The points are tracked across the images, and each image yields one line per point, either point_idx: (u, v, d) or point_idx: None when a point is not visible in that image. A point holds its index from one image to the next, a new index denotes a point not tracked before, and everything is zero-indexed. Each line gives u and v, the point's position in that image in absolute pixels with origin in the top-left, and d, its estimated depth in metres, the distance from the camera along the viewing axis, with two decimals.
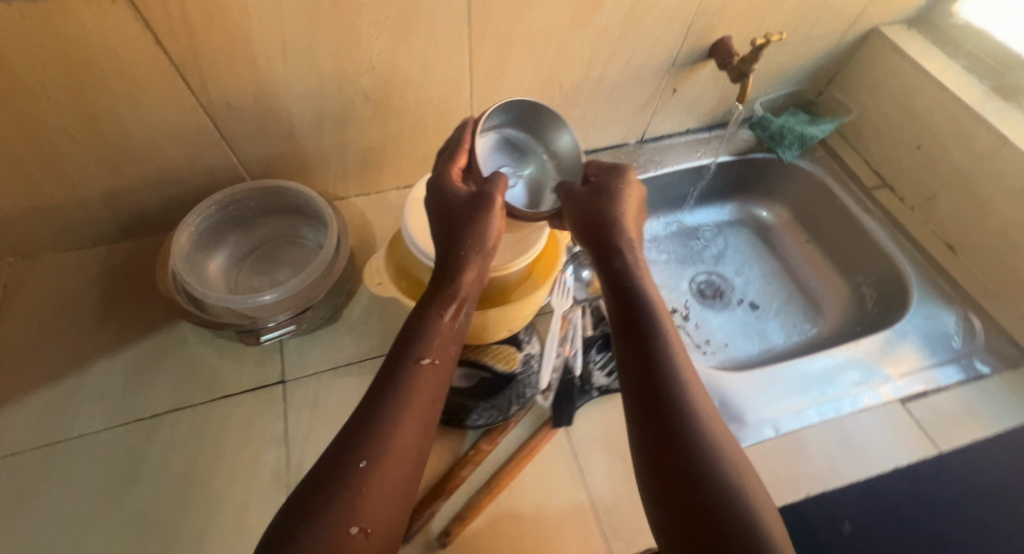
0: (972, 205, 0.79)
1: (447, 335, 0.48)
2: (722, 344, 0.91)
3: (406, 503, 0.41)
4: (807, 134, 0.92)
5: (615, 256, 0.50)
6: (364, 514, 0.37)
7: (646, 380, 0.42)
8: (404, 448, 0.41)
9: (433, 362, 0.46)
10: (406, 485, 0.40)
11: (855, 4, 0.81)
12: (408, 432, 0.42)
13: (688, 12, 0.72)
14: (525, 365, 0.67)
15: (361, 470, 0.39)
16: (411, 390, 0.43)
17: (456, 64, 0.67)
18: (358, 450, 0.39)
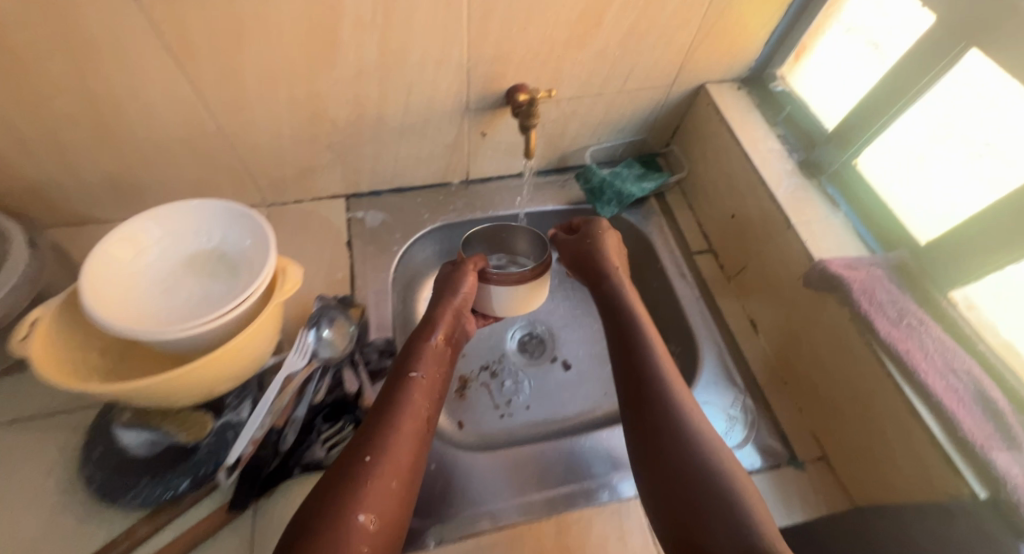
0: (769, 285, 0.74)
1: (435, 359, 0.63)
2: (524, 407, 0.85)
3: (404, 500, 0.51)
4: (625, 192, 0.85)
5: (604, 282, 0.68)
6: (366, 505, 0.48)
7: (651, 378, 0.56)
8: (402, 445, 0.53)
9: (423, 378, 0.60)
10: (402, 480, 0.51)
11: (671, 61, 0.76)
12: (404, 440, 0.53)
13: (461, 58, 0.66)
14: (215, 435, 0.59)
15: (367, 463, 0.50)
16: (413, 401, 0.57)
17: (180, 93, 0.61)
18: (369, 447, 0.52)
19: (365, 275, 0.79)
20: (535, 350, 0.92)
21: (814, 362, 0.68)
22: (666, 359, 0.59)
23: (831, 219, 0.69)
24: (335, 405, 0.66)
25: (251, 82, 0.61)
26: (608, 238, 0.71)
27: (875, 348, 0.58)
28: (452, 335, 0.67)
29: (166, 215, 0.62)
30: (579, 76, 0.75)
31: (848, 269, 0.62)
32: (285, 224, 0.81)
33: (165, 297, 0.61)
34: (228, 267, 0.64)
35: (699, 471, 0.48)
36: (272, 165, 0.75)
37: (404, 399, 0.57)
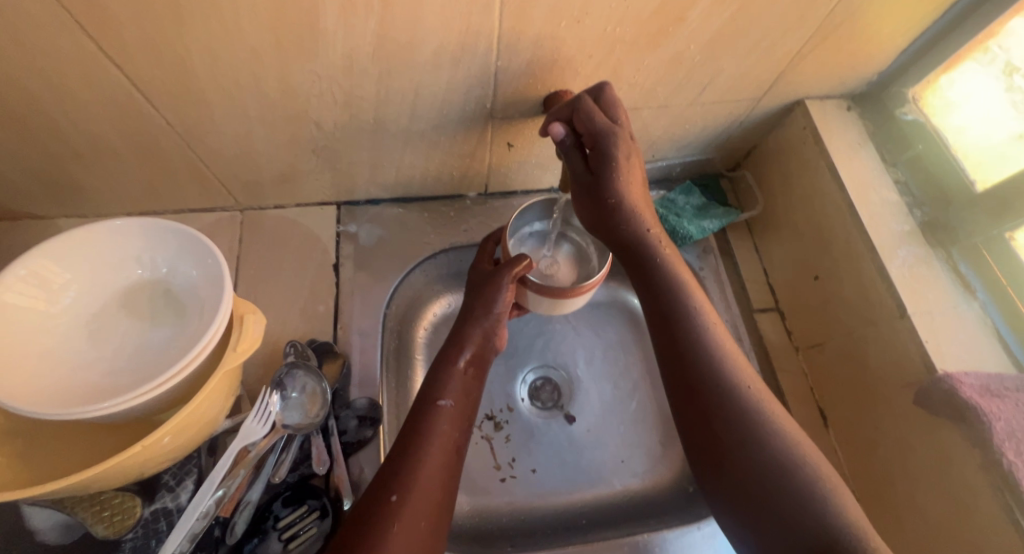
0: (856, 378, 0.58)
1: (465, 380, 0.55)
2: (529, 470, 0.70)
3: (434, 538, 0.45)
4: (680, 231, 0.68)
5: (646, 266, 0.55)
6: (394, 547, 0.41)
7: (700, 369, 0.50)
8: (429, 481, 0.46)
9: (451, 404, 0.52)
10: (432, 516, 0.46)
11: (766, 71, 0.58)
12: (431, 472, 0.47)
13: (489, 56, 0.49)
14: (144, 527, 0.48)
15: (393, 503, 0.44)
16: (441, 429, 0.50)
17: (109, 83, 0.45)
18: (394, 485, 0.45)
19: (352, 309, 0.65)
20: (549, 399, 0.75)
21: (907, 493, 0.52)
22: (733, 385, 0.49)
23: (963, 312, 0.53)
24: (298, 487, 0.54)
25: (203, 74, 0.46)
26: (628, 168, 0.53)
27: (1017, 515, 0.43)
28: (485, 352, 0.57)
29: (93, 239, 0.48)
30: (642, 84, 0.57)
31: (988, 399, 0.45)
32: (261, 237, 0.67)
33: (89, 350, 0.47)
34: (173, 308, 0.50)
35: (764, 478, 0.44)
36: (244, 169, 0.60)
37: (431, 429, 0.50)
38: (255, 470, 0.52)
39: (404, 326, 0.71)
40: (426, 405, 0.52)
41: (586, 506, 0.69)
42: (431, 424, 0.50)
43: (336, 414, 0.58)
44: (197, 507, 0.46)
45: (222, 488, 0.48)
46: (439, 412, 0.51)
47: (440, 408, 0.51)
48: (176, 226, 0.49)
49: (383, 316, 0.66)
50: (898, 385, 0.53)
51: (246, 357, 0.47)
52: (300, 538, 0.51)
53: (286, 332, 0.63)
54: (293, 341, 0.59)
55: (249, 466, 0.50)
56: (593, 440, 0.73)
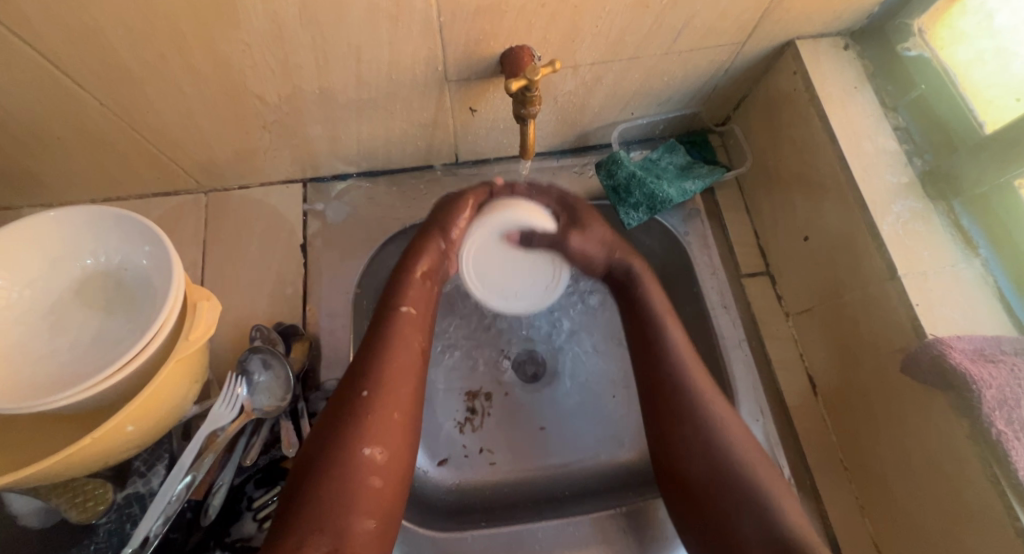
0: (847, 343, 0.55)
1: (422, 287, 0.56)
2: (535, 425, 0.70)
3: (413, 429, 0.48)
4: (660, 195, 0.63)
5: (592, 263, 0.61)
6: (371, 437, 0.45)
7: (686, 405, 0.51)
8: (398, 375, 0.49)
9: (412, 311, 0.54)
10: (405, 409, 0.48)
11: (746, 11, 0.52)
12: (400, 369, 0.49)
13: (429, 13, 0.45)
14: (117, 511, 0.49)
15: (363, 398, 0.46)
16: (407, 338, 0.52)
17: (26, 67, 0.43)
18: (364, 381, 0.47)
19: (320, 289, 0.64)
20: (534, 372, 0.73)
21: (893, 462, 0.50)
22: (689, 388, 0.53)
23: (961, 271, 0.49)
24: (269, 469, 0.54)
25: (121, 47, 0.43)
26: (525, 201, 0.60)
27: (1004, 489, 0.40)
28: (437, 269, 0.59)
29: (42, 231, 0.48)
30: (607, 34, 0.51)
31: (981, 364, 0.42)
32: (228, 219, 0.66)
33: (44, 342, 0.47)
34: (126, 298, 0.50)
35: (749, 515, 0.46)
36: (195, 148, 0.58)
37: (400, 334, 0.51)
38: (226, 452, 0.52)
39: None
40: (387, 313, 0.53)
41: (572, 477, 0.67)
42: (394, 329, 0.52)
43: (306, 397, 0.58)
44: (169, 490, 0.48)
45: (190, 473, 0.49)
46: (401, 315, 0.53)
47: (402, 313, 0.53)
48: (117, 211, 0.48)
49: (353, 299, 0.64)
50: (887, 349, 0.50)
51: (202, 343, 0.47)
52: (275, 518, 0.52)
53: (255, 315, 0.62)
54: (260, 325, 0.60)
55: (219, 449, 0.51)
56: (581, 403, 0.71)
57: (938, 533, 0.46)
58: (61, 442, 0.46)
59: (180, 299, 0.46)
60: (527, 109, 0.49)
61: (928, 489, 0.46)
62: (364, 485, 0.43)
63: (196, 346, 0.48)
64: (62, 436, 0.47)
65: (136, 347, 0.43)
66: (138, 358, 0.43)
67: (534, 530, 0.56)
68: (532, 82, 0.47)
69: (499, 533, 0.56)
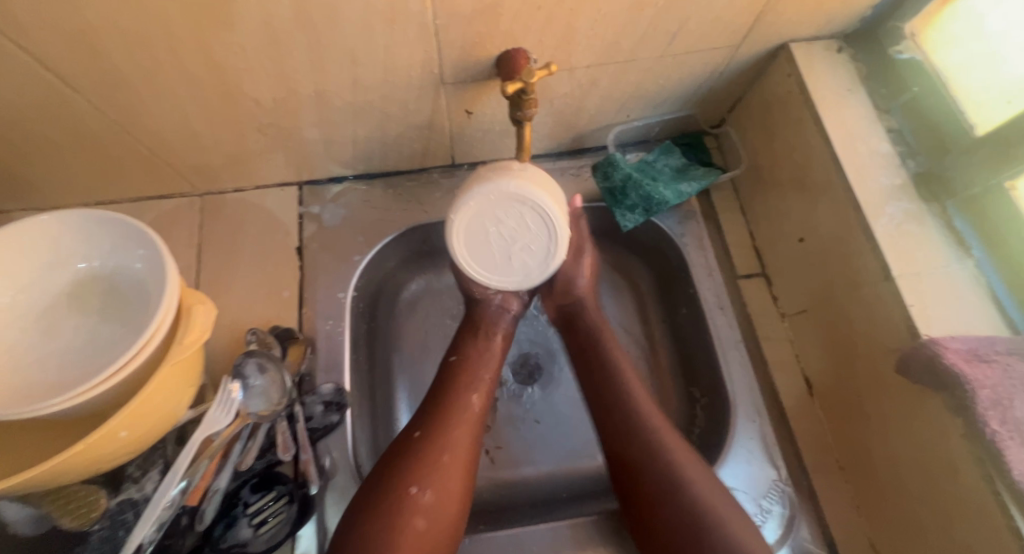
0: (842, 344, 0.55)
1: (478, 337, 0.61)
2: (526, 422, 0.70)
3: (463, 473, 0.51)
4: (655, 197, 0.63)
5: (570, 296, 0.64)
6: (420, 479, 0.49)
7: (646, 440, 0.52)
8: (450, 423, 0.53)
9: (463, 359, 0.59)
10: (456, 454, 0.52)
11: (740, 15, 0.52)
12: (457, 420, 0.53)
13: (425, 16, 0.45)
14: (111, 519, 0.49)
15: (414, 438, 0.52)
16: (462, 386, 0.56)
17: (17, 70, 0.43)
18: (419, 424, 0.53)
19: (316, 292, 0.63)
20: (531, 373, 0.73)
21: (889, 465, 0.50)
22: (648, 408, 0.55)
23: (954, 271, 0.49)
24: (265, 474, 0.54)
25: (114, 49, 0.42)
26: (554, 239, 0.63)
27: (998, 487, 0.40)
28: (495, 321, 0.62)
29: (34, 234, 0.47)
30: (603, 37, 0.52)
31: (975, 364, 0.42)
32: (222, 222, 0.66)
33: (35, 348, 0.46)
34: (119, 302, 0.49)
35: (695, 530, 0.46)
36: (189, 150, 0.58)
37: (452, 383, 0.57)
38: (222, 457, 0.51)
39: (377, 310, 0.70)
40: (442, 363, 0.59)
41: (569, 479, 0.67)
42: (450, 379, 0.57)
43: (302, 400, 0.57)
44: (162, 497, 0.46)
45: (185, 478, 0.48)
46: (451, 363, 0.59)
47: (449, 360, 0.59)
48: (111, 215, 0.47)
49: (349, 301, 0.64)
50: (881, 350, 0.50)
51: (197, 347, 0.47)
52: (270, 523, 0.52)
53: (250, 318, 0.62)
54: (255, 328, 0.59)
55: (214, 454, 0.50)
56: (578, 405, 0.71)
57: (934, 533, 0.46)
58: (54, 448, 0.46)
59: (175, 304, 0.46)
60: (523, 112, 0.49)
61: (917, 491, 0.47)
62: (409, 523, 0.46)
63: (191, 351, 0.48)
64: (55, 441, 0.46)
65: (129, 352, 0.43)
66: (136, 361, 0.43)
67: (533, 533, 0.56)
68: (527, 85, 0.47)
69: (497, 536, 0.56)
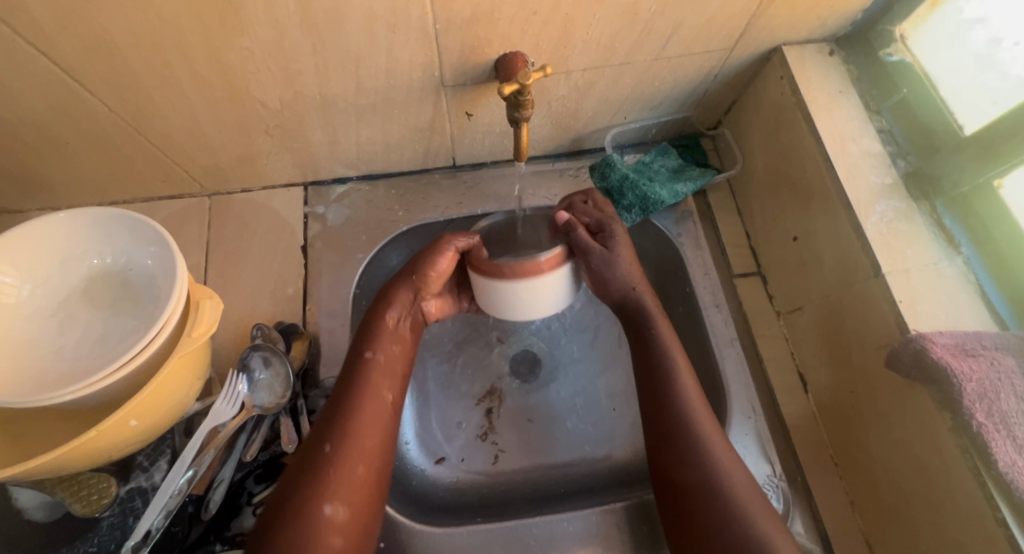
0: (834, 341, 0.56)
1: (396, 334, 0.55)
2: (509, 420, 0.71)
3: (376, 480, 0.48)
4: (651, 196, 0.64)
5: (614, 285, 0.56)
6: (332, 494, 0.44)
7: (684, 429, 0.49)
8: (365, 430, 0.48)
9: (382, 358, 0.53)
10: (371, 461, 0.48)
11: (732, 19, 0.53)
12: (367, 424, 0.49)
13: (425, 20, 0.47)
14: (121, 505, 0.50)
15: (327, 452, 0.46)
16: (377, 385, 0.52)
17: (38, 73, 0.45)
18: (328, 435, 0.47)
19: (320, 290, 0.65)
20: (530, 371, 0.74)
21: (881, 460, 0.51)
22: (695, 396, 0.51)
23: (943, 268, 0.50)
24: (269, 465, 0.55)
25: (129, 53, 0.45)
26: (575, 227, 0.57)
27: (986, 480, 0.41)
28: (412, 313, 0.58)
29: (51, 231, 0.49)
30: (598, 41, 0.53)
31: (962, 358, 0.43)
32: (230, 222, 0.68)
33: (50, 339, 0.48)
34: (130, 297, 0.51)
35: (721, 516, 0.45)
36: (199, 151, 0.60)
37: (367, 384, 0.51)
38: (227, 448, 0.53)
39: None
40: (354, 360, 0.53)
41: (567, 475, 0.68)
42: (361, 378, 0.51)
43: (305, 394, 0.59)
44: (170, 485, 0.49)
45: (192, 467, 0.50)
46: (366, 361, 0.52)
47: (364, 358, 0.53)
48: (124, 213, 0.50)
49: (352, 298, 0.65)
50: (872, 346, 0.51)
51: (204, 340, 0.48)
52: None
53: (256, 314, 0.64)
54: (260, 324, 0.61)
55: (220, 446, 0.52)
56: (577, 403, 0.72)
57: (925, 526, 0.46)
58: (67, 436, 0.48)
59: (184, 297, 0.48)
60: (520, 113, 0.51)
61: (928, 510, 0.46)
62: (326, 544, 0.42)
63: (198, 344, 0.49)
64: (68, 430, 0.48)
65: (139, 343, 0.44)
66: (146, 351, 0.45)
67: (530, 526, 0.57)
68: (524, 87, 0.48)
69: (494, 529, 0.57)
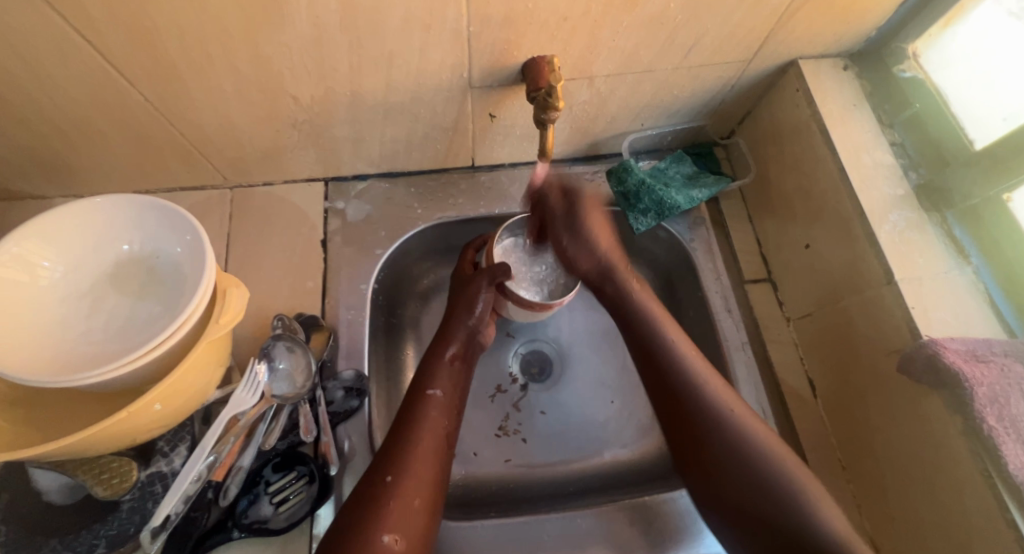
0: (843, 345, 0.57)
1: (450, 372, 0.57)
2: (519, 421, 0.71)
3: (433, 516, 0.46)
4: (668, 201, 0.66)
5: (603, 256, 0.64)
6: (391, 523, 0.43)
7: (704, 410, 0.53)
8: (423, 463, 0.48)
9: (440, 393, 0.54)
10: (427, 495, 0.47)
11: (753, 32, 0.55)
12: (425, 455, 0.49)
13: (459, 22, 0.48)
14: (140, 490, 0.51)
15: (387, 484, 0.46)
16: (433, 421, 0.52)
17: (79, 60, 0.46)
18: (389, 466, 0.47)
19: (339, 283, 0.66)
20: (540, 371, 0.75)
21: (889, 464, 0.52)
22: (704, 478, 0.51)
23: (953, 277, 0.52)
24: (288, 454, 0.56)
25: (172, 45, 0.46)
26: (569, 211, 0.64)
27: (995, 481, 0.42)
28: (468, 352, 0.60)
29: (82, 216, 0.50)
30: (624, 48, 0.55)
31: (973, 363, 0.44)
32: (252, 214, 0.69)
33: (77, 323, 0.49)
34: (157, 283, 0.52)
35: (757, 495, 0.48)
36: (226, 144, 0.61)
37: (427, 417, 0.51)
38: (246, 436, 0.53)
39: (394, 303, 0.73)
40: (415, 396, 0.54)
41: (576, 474, 0.69)
42: (421, 412, 0.52)
43: (323, 385, 0.59)
44: (190, 471, 0.47)
45: (212, 454, 0.49)
46: (428, 399, 0.53)
47: (429, 396, 0.54)
48: (156, 200, 0.50)
49: (370, 293, 0.66)
50: (883, 351, 0.52)
51: (231, 328, 0.49)
52: (291, 501, 0.54)
53: (276, 306, 0.64)
54: (281, 314, 0.62)
55: (240, 433, 0.52)
56: (587, 403, 0.73)
57: (933, 529, 0.47)
58: (91, 418, 0.48)
59: (212, 285, 0.48)
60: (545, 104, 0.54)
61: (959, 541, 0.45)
62: None
63: (223, 332, 0.50)
64: (94, 413, 0.48)
65: (168, 328, 0.45)
66: (174, 336, 0.45)
67: (542, 522, 0.58)
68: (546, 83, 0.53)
69: (508, 523, 0.58)
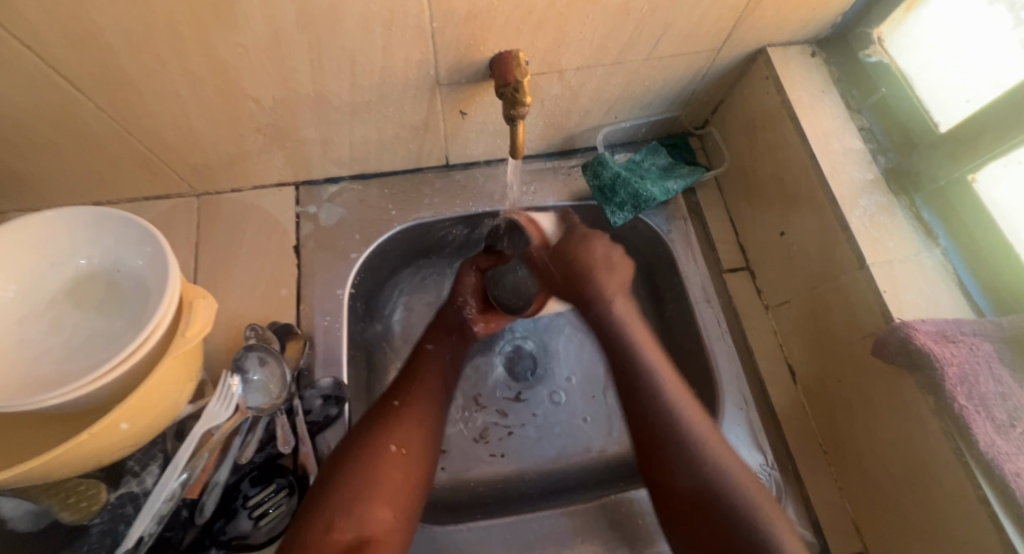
0: (819, 331, 0.58)
1: (449, 334, 0.66)
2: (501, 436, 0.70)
3: (431, 441, 0.54)
4: (643, 194, 0.66)
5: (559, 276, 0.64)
6: (397, 436, 0.51)
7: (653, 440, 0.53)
8: (424, 395, 0.56)
9: (435, 347, 0.64)
10: (428, 424, 0.54)
11: (720, 20, 0.55)
12: (423, 393, 0.57)
13: (421, 17, 0.47)
14: (110, 512, 0.50)
15: (395, 407, 0.54)
16: (432, 366, 0.61)
17: (20, 69, 0.44)
18: (397, 395, 0.56)
19: (313, 288, 0.65)
20: (524, 369, 0.75)
21: (869, 445, 0.53)
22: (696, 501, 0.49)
23: (924, 259, 0.52)
24: (265, 467, 0.54)
25: (121, 49, 0.44)
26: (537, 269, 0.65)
27: (967, 458, 0.43)
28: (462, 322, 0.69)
29: (33, 233, 0.48)
30: (592, 40, 0.54)
31: (944, 344, 0.45)
32: (220, 222, 0.67)
33: (34, 343, 0.47)
34: (119, 297, 0.50)
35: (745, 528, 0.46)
36: (188, 151, 0.59)
37: (427, 362, 0.61)
38: (222, 450, 0.52)
39: (372, 308, 0.72)
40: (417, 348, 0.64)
41: (563, 473, 0.68)
42: (422, 359, 0.62)
43: (301, 394, 0.58)
44: (161, 491, 0.47)
45: (186, 471, 0.49)
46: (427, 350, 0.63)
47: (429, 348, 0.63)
48: (114, 213, 0.49)
49: (346, 298, 0.65)
50: (859, 335, 0.53)
51: (198, 340, 0.47)
52: (271, 515, 0.52)
53: (249, 315, 0.63)
54: (254, 324, 0.60)
55: (214, 448, 0.50)
56: (572, 402, 0.73)
57: (913, 508, 0.48)
58: (51, 445, 0.46)
59: (177, 297, 0.47)
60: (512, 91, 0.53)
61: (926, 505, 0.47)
62: (387, 474, 0.48)
63: (191, 344, 0.48)
64: (57, 436, 0.46)
65: (130, 344, 0.43)
66: (137, 353, 0.43)
67: (530, 521, 0.57)
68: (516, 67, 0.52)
69: (493, 524, 0.57)
